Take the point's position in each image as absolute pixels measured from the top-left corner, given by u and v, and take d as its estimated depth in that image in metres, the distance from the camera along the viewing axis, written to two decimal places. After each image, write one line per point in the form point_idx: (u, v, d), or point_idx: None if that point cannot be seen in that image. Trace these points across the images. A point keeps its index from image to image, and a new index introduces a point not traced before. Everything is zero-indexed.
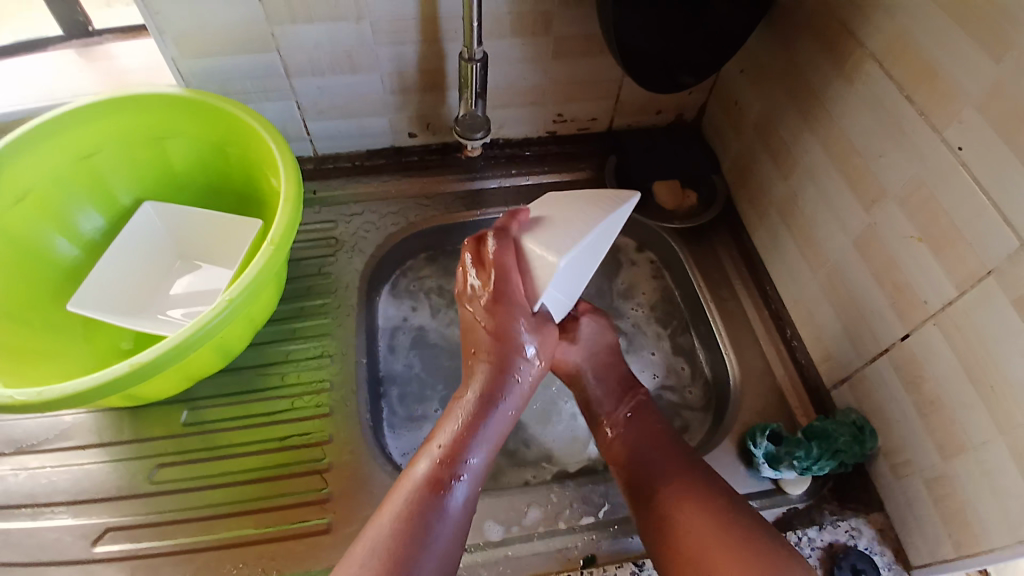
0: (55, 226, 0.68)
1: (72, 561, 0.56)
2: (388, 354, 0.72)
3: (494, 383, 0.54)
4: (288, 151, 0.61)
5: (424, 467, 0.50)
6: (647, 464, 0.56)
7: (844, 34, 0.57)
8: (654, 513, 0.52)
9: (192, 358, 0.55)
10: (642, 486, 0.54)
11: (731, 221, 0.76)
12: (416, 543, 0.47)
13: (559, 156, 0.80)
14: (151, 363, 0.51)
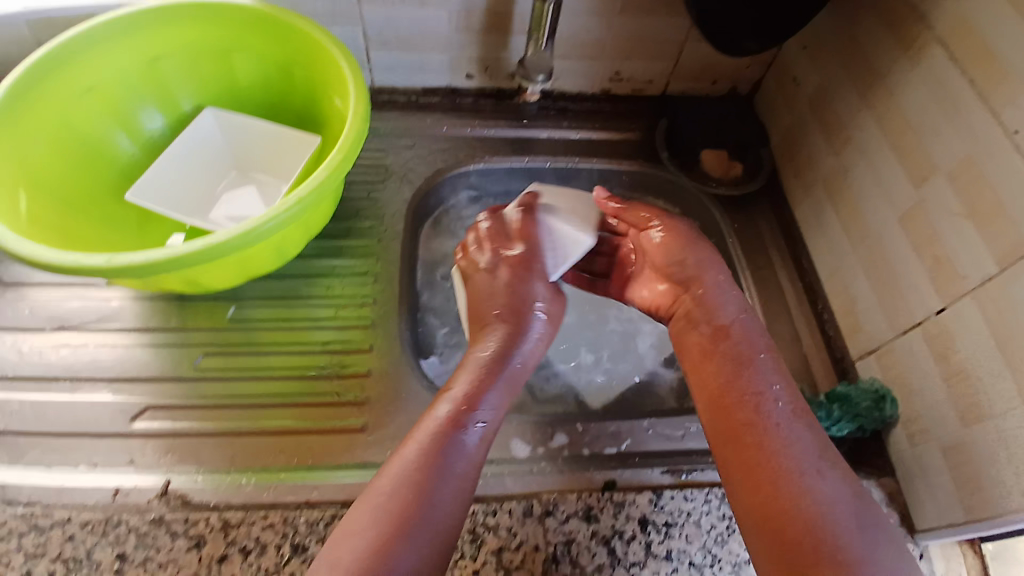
0: (117, 122, 0.68)
1: (109, 435, 0.57)
2: (427, 285, 0.73)
3: (505, 343, 0.56)
4: (360, 74, 0.61)
5: (443, 413, 0.49)
6: (745, 420, 0.49)
7: (911, 17, 0.59)
8: (744, 465, 0.47)
9: (253, 250, 0.56)
10: (734, 440, 0.48)
11: (774, 195, 0.77)
12: (430, 478, 0.45)
13: (610, 114, 0.81)
14: (218, 248, 0.51)
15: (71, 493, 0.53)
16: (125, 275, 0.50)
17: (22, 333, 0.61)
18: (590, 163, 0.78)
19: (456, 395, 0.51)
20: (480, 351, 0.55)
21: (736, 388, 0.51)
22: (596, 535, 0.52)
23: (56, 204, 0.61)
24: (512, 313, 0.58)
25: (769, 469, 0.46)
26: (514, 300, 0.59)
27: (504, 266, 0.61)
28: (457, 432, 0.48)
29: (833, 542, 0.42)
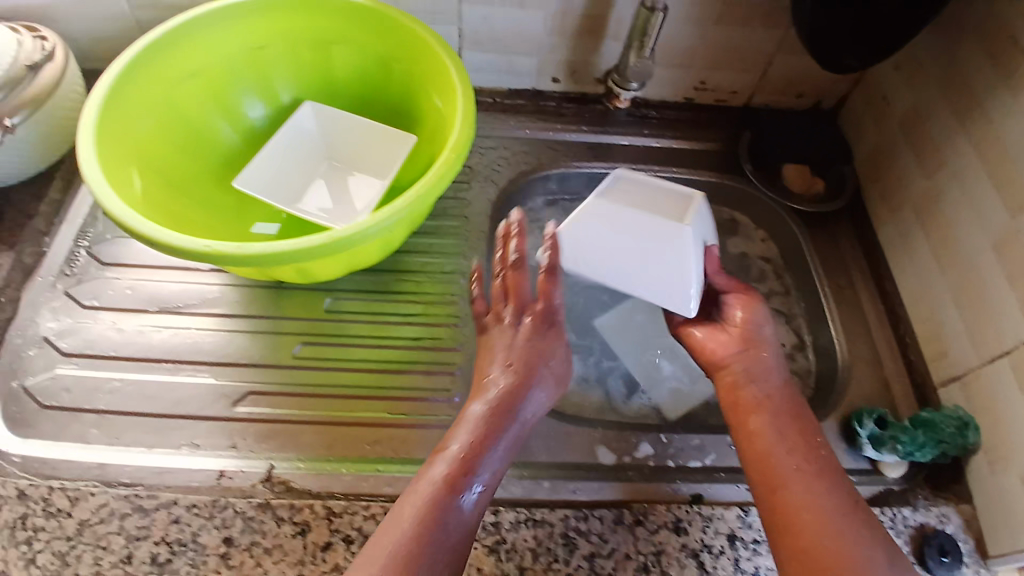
0: (220, 110, 0.69)
1: (209, 418, 0.58)
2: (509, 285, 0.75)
3: (510, 396, 0.53)
4: (465, 74, 0.62)
5: (439, 467, 0.48)
6: (795, 471, 0.50)
7: (1015, 46, 0.58)
8: (788, 524, 0.48)
9: (364, 246, 0.57)
10: (783, 492, 0.49)
11: (857, 214, 0.78)
12: (433, 537, 0.44)
13: (691, 123, 0.81)
14: (334, 243, 0.53)
15: (173, 475, 0.55)
16: (254, 264, 0.52)
17: (122, 316, 0.63)
18: (669, 173, 0.78)
19: (458, 440, 0.50)
20: (483, 400, 0.53)
21: (780, 450, 0.52)
22: (685, 547, 0.54)
23: (163, 187, 0.62)
24: (534, 370, 0.55)
25: (815, 525, 0.47)
26: (535, 360, 0.55)
27: (529, 325, 0.57)
28: (466, 480, 0.47)
29: None
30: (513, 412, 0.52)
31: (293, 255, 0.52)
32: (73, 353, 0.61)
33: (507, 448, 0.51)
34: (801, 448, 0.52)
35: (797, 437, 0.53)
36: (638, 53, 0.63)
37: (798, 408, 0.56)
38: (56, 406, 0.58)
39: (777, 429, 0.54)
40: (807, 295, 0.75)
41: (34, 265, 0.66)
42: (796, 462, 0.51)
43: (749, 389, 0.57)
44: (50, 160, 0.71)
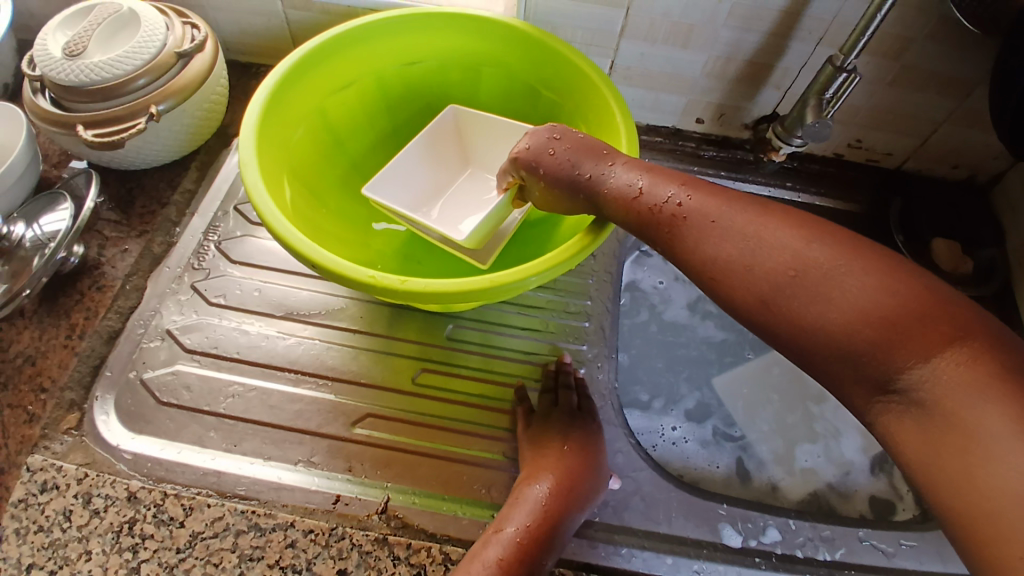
0: (362, 119, 0.70)
1: (329, 436, 0.56)
2: (631, 323, 0.73)
3: (558, 485, 0.52)
4: (627, 111, 0.59)
5: (496, 549, 0.47)
6: (794, 277, 0.38)
7: None
8: (819, 340, 0.36)
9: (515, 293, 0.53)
10: (795, 312, 0.37)
11: (1003, 305, 0.71)
12: None
13: (836, 181, 0.77)
14: (498, 287, 0.48)
15: (289, 492, 0.53)
16: (412, 300, 0.48)
17: (249, 316, 0.62)
18: None
19: (514, 525, 0.49)
20: (541, 483, 0.52)
21: (774, 251, 0.39)
22: None
23: (306, 195, 0.62)
24: (583, 466, 0.54)
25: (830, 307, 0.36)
26: (578, 447, 0.55)
27: (573, 418, 0.57)
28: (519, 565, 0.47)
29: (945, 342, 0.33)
30: (563, 499, 0.51)
31: (455, 294, 0.48)
32: (196, 351, 0.60)
33: (559, 537, 0.50)
34: (827, 273, 0.37)
35: (822, 250, 0.38)
36: (815, 110, 0.60)
37: (757, 215, 0.41)
38: (174, 403, 0.57)
39: (742, 256, 0.40)
40: None
41: (163, 255, 0.65)
42: (784, 272, 0.38)
43: (726, 225, 0.41)
44: (186, 149, 0.70)
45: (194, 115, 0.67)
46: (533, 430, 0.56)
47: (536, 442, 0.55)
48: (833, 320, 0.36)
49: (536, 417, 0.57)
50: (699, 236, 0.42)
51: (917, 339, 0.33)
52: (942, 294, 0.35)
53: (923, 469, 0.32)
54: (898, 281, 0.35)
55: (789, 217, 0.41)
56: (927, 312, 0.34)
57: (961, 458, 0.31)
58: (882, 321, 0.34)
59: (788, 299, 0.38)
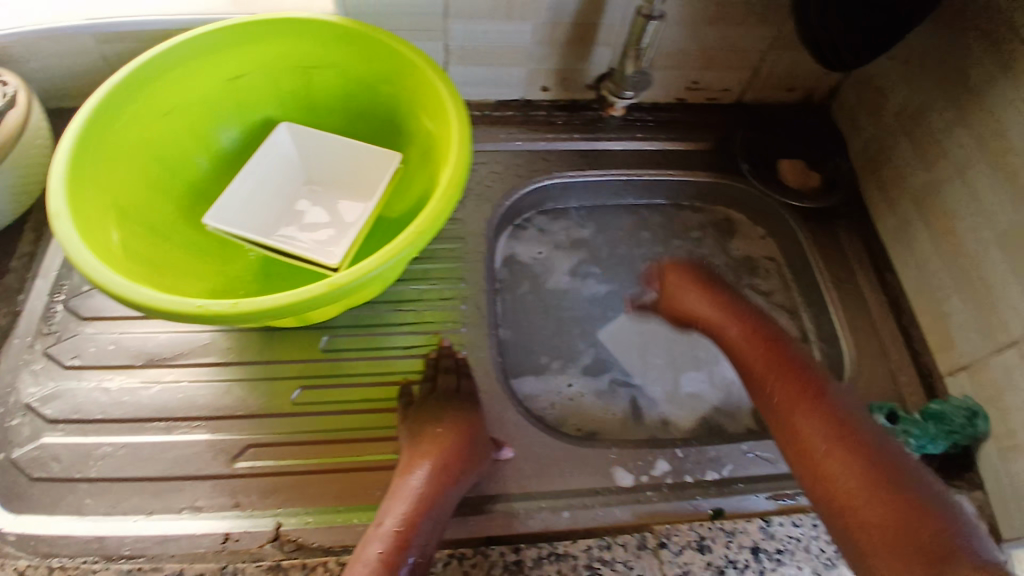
0: (196, 141, 0.67)
1: (209, 478, 0.56)
2: (511, 287, 0.75)
3: (431, 470, 0.53)
4: (456, 93, 0.59)
5: (376, 548, 0.49)
6: (824, 453, 0.53)
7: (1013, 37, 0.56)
8: (825, 489, 0.52)
9: (364, 291, 0.53)
10: (821, 481, 0.52)
11: (852, 209, 0.76)
12: None
13: (684, 124, 0.80)
14: (335, 291, 0.48)
15: (177, 542, 0.53)
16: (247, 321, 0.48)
17: (109, 373, 0.61)
18: (661, 174, 0.79)
19: (393, 518, 0.50)
20: (419, 472, 0.53)
21: (814, 438, 0.54)
22: (711, 565, 0.53)
23: (142, 234, 0.61)
24: (459, 444, 0.55)
25: (862, 490, 0.50)
26: (452, 427, 0.56)
27: (446, 400, 0.58)
28: (397, 558, 0.48)
29: (910, 526, 0.47)
30: (438, 481, 0.53)
31: (290, 308, 0.47)
32: (58, 421, 0.58)
33: (438, 518, 0.51)
34: (825, 465, 0.52)
35: (839, 471, 0.52)
36: (636, 62, 0.63)
37: (803, 408, 0.56)
38: (47, 478, 0.55)
39: (801, 448, 0.55)
40: (808, 294, 0.75)
41: (10, 327, 0.62)
42: (822, 449, 0.53)
43: (811, 425, 0.55)
44: (17, 211, 0.66)
45: (15, 175, 0.64)
46: (414, 421, 0.57)
47: (415, 430, 0.56)
48: (834, 503, 0.51)
49: (416, 408, 0.58)
50: (800, 410, 0.56)
51: (913, 541, 0.47)
52: (902, 500, 0.49)
53: (862, 554, 0.48)
54: (869, 480, 0.50)
55: (820, 416, 0.55)
56: (901, 511, 0.48)
57: (897, 561, 0.46)
58: (887, 528, 0.48)
59: (818, 469, 0.53)
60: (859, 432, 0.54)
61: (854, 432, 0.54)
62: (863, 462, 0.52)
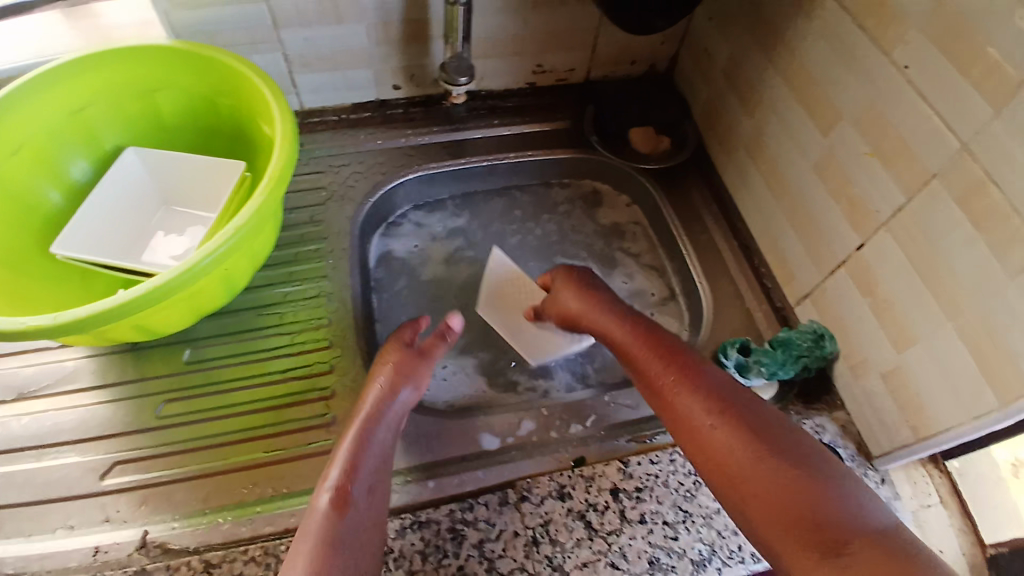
0: (48, 176, 0.69)
1: (80, 496, 0.58)
2: (386, 280, 0.77)
3: (363, 430, 0.55)
4: (280, 95, 0.63)
5: (325, 493, 0.51)
6: (696, 421, 0.51)
7: None
8: (705, 461, 0.50)
9: (198, 288, 0.57)
10: (696, 444, 0.51)
11: (702, 163, 0.81)
12: (339, 535, 0.48)
13: (538, 106, 0.85)
14: (166, 287, 0.53)
15: (55, 558, 0.54)
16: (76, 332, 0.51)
17: None
18: (524, 157, 0.82)
19: (343, 450, 0.54)
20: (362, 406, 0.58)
21: (689, 400, 0.53)
22: (572, 511, 0.55)
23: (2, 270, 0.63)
24: (390, 400, 0.58)
25: (738, 463, 0.48)
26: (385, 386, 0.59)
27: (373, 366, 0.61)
28: (348, 517, 0.50)
29: (814, 499, 0.45)
30: (372, 438, 0.55)
31: (119, 311, 0.52)
32: None
33: (381, 469, 0.54)
34: (702, 429, 0.51)
35: (713, 431, 0.50)
36: (452, 48, 0.67)
37: (682, 372, 0.55)
38: None
39: (678, 413, 0.53)
40: (672, 250, 0.78)
41: None
42: (688, 411, 0.52)
43: (683, 388, 0.54)
44: None
45: None
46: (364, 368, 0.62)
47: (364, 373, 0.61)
48: (734, 485, 0.48)
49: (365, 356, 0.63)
50: (669, 382, 0.55)
51: (794, 510, 0.45)
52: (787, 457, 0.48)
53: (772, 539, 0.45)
54: (758, 449, 0.48)
55: (700, 381, 0.54)
56: (794, 484, 0.46)
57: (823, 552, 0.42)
58: (799, 516, 0.44)
59: (694, 442, 0.51)
60: (743, 396, 0.53)
61: (735, 402, 0.52)
62: (733, 427, 0.50)
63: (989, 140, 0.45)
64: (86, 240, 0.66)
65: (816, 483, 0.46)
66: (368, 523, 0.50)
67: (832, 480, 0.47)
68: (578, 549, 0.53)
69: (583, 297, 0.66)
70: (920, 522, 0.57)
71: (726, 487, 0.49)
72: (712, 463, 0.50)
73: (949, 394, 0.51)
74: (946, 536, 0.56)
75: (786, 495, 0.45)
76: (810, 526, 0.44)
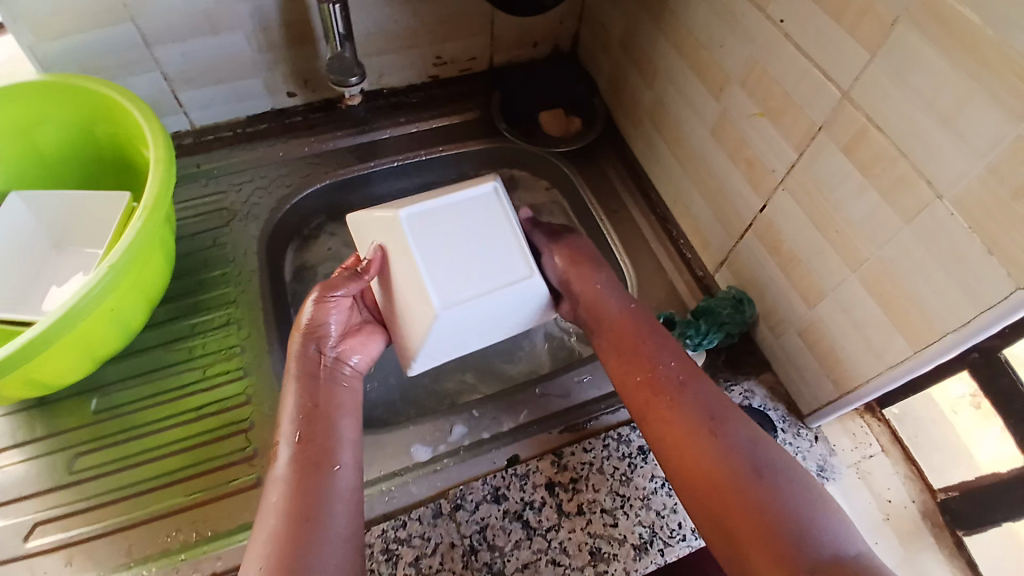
0: None
1: (8, 560, 0.55)
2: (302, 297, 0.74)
3: (306, 388, 0.52)
4: (153, 116, 0.60)
5: (285, 450, 0.49)
6: (655, 399, 0.51)
7: None
8: (656, 436, 0.50)
9: (83, 331, 0.53)
10: (652, 420, 0.50)
11: (614, 139, 0.80)
12: (317, 512, 0.46)
13: (444, 99, 0.82)
14: (45, 335, 0.49)
15: None
16: None
17: None
18: (434, 152, 0.79)
19: (288, 423, 0.50)
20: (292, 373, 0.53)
21: (657, 376, 0.52)
22: (508, 513, 0.53)
23: None
24: (331, 359, 0.55)
25: (686, 445, 0.48)
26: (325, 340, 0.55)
27: (315, 306, 0.55)
28: (316, 482, 0.47)
29: (752, 489, 0.45)
30: (318, 395, 0.52)
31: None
32: None
33: (341, 419, 0.52)
34: (659, 405, 0.50)
35: (671, 411, 0.50)
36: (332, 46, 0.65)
37: (652, 348, 0.54)
38: None
39: (638, 387, 0.52)
40: (593, 231, 0.77)
41: None
42: (650, 389, 0.52)
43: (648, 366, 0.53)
44: None
45: None
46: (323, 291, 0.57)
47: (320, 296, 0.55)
48: (676, 462, 0.48)
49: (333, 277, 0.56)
50: (632, 357, 0.54)
51: (728, 498, 0.45)
52: (732, 441, 0.47)
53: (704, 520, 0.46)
54: (707, 431, 0.48)
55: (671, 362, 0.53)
56: (733, 471, 0.46)
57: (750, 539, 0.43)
58: (732, 504, 0.44)
59: (649, 417, 0.51)
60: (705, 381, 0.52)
61: (698, 386, 0.51)
62: (687, 410, 0.49)
63: (868, 86, 0.44)
64: None
65: (757, 469, 0.46)
66: (343, 479, 0.49)
67: (776, 466, 0.46)
68: (517, 552, 0.51)
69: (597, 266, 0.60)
70: (863, 473, 0.58)
71: (695, 477, 0.47)
72: (660, 439, 0.49)
73: (863, 345, 0.51)
74: (890, 483, 0.58)
75: (749, 482, 0.45)
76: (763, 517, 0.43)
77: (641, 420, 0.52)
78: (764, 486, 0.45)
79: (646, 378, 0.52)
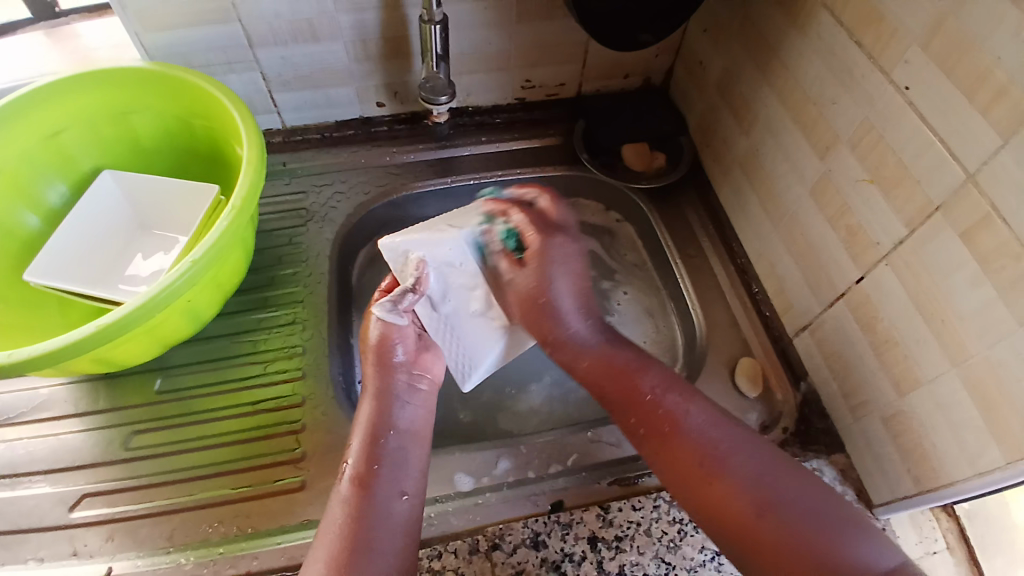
0: (24, 202, 0.68)
1: (50, 528, 0.57)
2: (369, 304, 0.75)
3: (378, 410, 0.53)
4: (252, 119, 0.62)
5: (345, 476, 0.49)
6: (666, 424, 0.51)
7: None
8: (654, 445, 0.51)
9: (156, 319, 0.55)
10: (665, 444, 0.50)
11: (698, 181, 0.78)
12: (365, 532, 0.46)
13: (528, 123, 0.82)
14: (123, 322, 0.51)
15: None
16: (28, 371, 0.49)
17: None
18: (512, 174, 0.79)
19: (356, 445, 0.51)
20: (364, 404, 0.54)
21: (649, 393, 0.53)
22: (546, 562, 0.51)
23: None
24: (405, 368, 0.56)
25: (688, 463, 0.48)
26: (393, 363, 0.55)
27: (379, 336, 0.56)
28: (377, 499, 0.48)
29: (732, 499, 0.46)
30: (392, 417, 0.53)
31: (73, 350, 0.50)
32: None
33: (408, 441, 0.52)
34: (667, 427, 0.51)
35: (688, 418, 0.51)
36: (428, 66, 0.66)
37: (659, 381, 0.54)
38: None
39: (674, 413, 0.51)
40: (665, 273, 0.74)
41: None
42: (657, 414, 0.52)
43: (644, 380, 0.54)
44: None
45: None
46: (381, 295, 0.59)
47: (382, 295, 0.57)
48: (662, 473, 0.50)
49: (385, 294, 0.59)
50: (656, 384, 0.54)
51: (703, 504, 0.47)
52: (713, 473, 0.47)
53: (701, 515, 0.47)
54: (705, 432, 0.50)
55: (643, 372, 0.55)
56: (701, 489, 0.47)
57: (737, 530, 0.45)
58: (718, 518, 0.46)
59: (656, 441, 0.51)
60: (692, 389, 0.53)
61: (642, 403, 0.53)
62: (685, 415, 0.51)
63: (997, 171, 0.40)
64: (58, 265, 0.65)
65: (721, 484, 0.47)
66: (397, 501, 0.48)
67: (772, 491, 0.46)
68: None
69: (575, 302, 0.60)
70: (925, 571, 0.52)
71: (686, 473, 0.48)
72: (657, 443, 0.51)
73: (955, 446, 0.47)
74: None
75: (748, 521, 0.45)
76: (751, 519, 0.45)
77: (647, 443, 0.51)
78: (753, 506, 0.45)
79: (624, 383, 0.54)
